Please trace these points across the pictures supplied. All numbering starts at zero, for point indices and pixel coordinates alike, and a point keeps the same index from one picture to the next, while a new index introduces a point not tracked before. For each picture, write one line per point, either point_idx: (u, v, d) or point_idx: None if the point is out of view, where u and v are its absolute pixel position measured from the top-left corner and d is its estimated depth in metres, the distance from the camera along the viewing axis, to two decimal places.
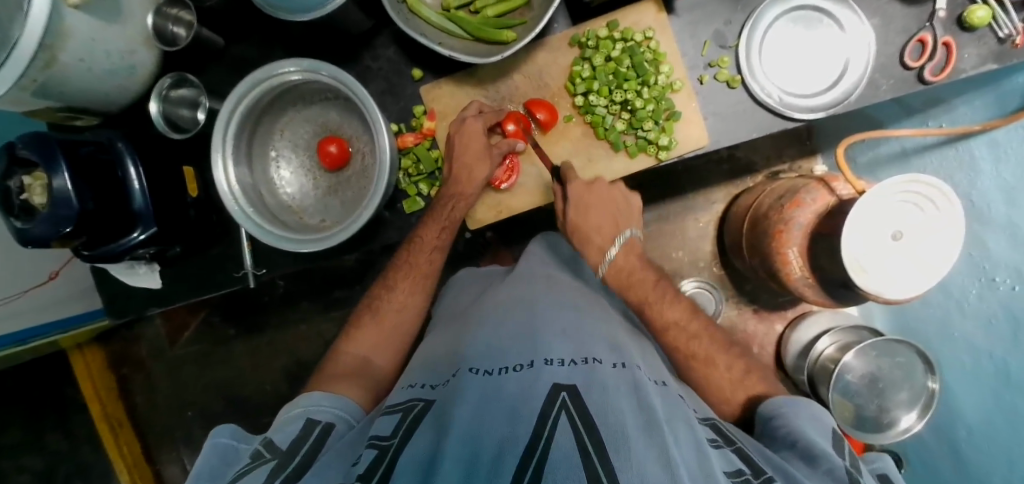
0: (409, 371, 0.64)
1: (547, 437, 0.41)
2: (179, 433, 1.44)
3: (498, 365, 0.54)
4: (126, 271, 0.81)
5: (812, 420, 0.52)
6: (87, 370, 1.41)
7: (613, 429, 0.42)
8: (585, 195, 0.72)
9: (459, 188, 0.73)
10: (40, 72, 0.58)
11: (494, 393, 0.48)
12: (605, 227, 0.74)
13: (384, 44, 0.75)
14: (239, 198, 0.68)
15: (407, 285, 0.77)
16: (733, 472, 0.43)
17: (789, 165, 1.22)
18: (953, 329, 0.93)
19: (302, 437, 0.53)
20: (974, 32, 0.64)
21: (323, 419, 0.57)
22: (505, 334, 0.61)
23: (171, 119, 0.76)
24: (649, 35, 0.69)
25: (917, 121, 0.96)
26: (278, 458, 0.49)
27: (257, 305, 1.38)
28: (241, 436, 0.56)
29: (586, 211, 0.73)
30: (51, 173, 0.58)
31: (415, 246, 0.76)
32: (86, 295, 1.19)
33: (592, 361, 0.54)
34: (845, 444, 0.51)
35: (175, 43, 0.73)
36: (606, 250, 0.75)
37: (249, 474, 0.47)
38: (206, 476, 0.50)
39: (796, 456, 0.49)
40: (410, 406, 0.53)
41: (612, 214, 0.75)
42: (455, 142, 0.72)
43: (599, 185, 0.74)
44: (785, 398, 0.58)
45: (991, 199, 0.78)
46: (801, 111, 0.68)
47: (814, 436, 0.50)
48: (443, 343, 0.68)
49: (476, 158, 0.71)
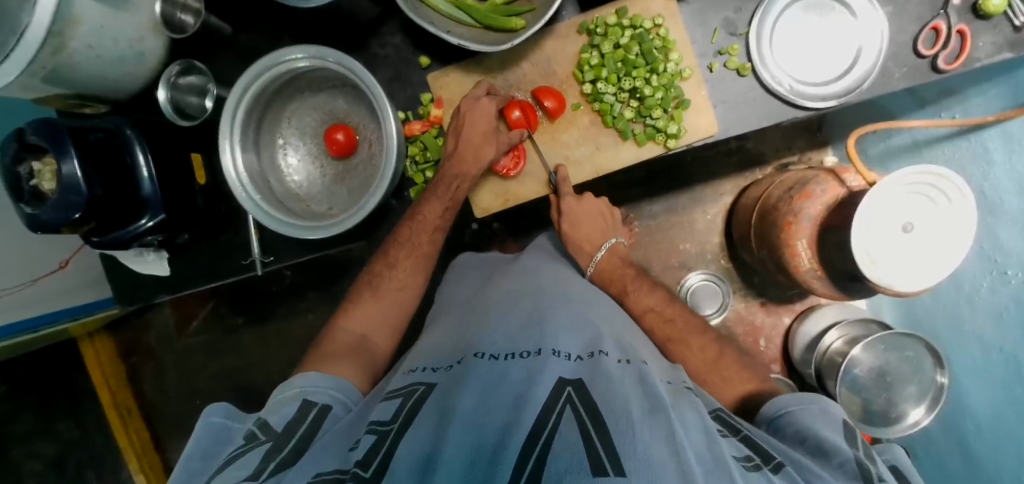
0: (413, 357, 0.65)
1: (550, 430, 0.41)
2: (188, 422, 1.45)
3: (504, 351, 0.55)
4: (136, 258, 0.81)
5: (819, 415, 0.52)
6: (97, 359, 1.43)
7: (616, 416, 0.42)
8: (576, 209, 0.79)
9: (461, 168, 0.73)
10: (50, 58, 0.58)
11: (498, 379, 0.49)
12: (593, 236, 0.82)
13: (391, 32, 0.75)
14: (247, 185, 0.68)
15: (410, 265, 0.76)
16: (744, 457, 0.44)
17: (799, 156, 1.22)
18: (963, 323, 0.93)
19: (298, 419, 0.54)
20: (990, 20, 0.63)
21: (320, 401, 0.57)
22: (511, 323, 0.62)
23: (179, 107, 0.75)
24: (658, 22, 0.68)
25: (931, 112, 0.95)
26: (273, 439, 0.50)
27: (265, 294, 1.39)
28: (234, 415, 0.56)
29: (577, 224, 0.80)
30: (60, 159, 0.58)
31: (416, 223, 0.76)
32: (97, 284, 1.20)
33: (598, 353, 0.54)
34: (855, 434, 0.50)
35: (183, 31, 0.73)
36: (592, 256, 0.81)
37: (239, 459, 0.47)
38: (198, 458, 0.51)
39: (806, 453, 0.49)
40: (410, 391, 0.53)
41: (600, 226, 0.82)
42: (463, 122, 0.72)
43: (588, 200, 0.81)
44: (787, 393, 0.57)
45: (1003, 192, 0.78)
46: (812, 99, 0.67)
47: (824, 432, 0.49)
48: (451, 331, 0.68)
49: (484, 140, 0.71)
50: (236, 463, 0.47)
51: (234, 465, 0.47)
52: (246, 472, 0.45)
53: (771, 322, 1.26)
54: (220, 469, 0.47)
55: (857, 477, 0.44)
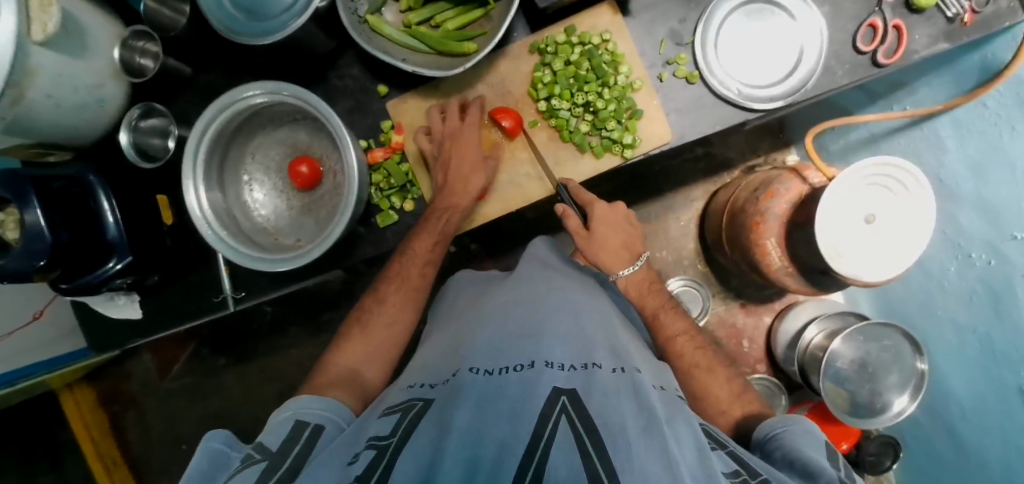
0: (410, 371, 0.64)
1: (547, 439, 0.41)
2: (174, 468, 1.42)
3: (498, 365, 0.55)
4: (106, 303, 0.82)
5: (806, 437, 0.54)
6: (77, 409, 1.39)
7: (613, 430, 0.43)
8: (607, 213, 0.77)
9: (455, 198, 0.73)
10: (8, 110, 0.59)
11: (494, 393, 0.49)
12: (628, 244, 0.79)
13: (348, 63, 0.76)
14: (212, 222, 0.69)
15: (398, 297, 0.78)
16: (733, 472, 0.44)
17: (764, 158, 1.25)
18: (936, 307, 0.94)
19: (293, 438, 0.53)
20: (924, 13, 0.66)
21: (313, 421, 0.57)
22: (505, 334, 0.62)
23: (142, 149, 0.76)
24: (606, 37, 0.70)
25: (882, 106, 0.98)
26: (269, 458, 0.49)
27: (247, 332, 1.38)
28: (233, 442, 0.55)
29: (610, 230, 0.77)
30: (23, 208, 0.59)
31: (406, 259, 0.76)
32: (73, 334, 1.19)
33: (592, 366, 0.55)
34: (837, 458, 0.53)
35: (143, 74, 0.75)
36: (627, 265, 0.78)
37: (235, 477, 0.46)
38: (197, 482, 0.50)
39: (794, 475, 0.49)
40: (410, 406, 0.53)
41: (625, 235, 0.79)
42: (451, 151, 0.73)
43: (617, 209, 0.79)
44: (774, 419, 0.59)
45: (959, 176, 0.79)
46: (761, 101, 0.69)
47: (810, 452, 0.51)
48: (441, 348, 0.67)
49: (472, 167, 0.73)
50: (232, 482, 0.46)
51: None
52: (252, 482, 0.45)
53: (752, 323, 1.26)
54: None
55: None
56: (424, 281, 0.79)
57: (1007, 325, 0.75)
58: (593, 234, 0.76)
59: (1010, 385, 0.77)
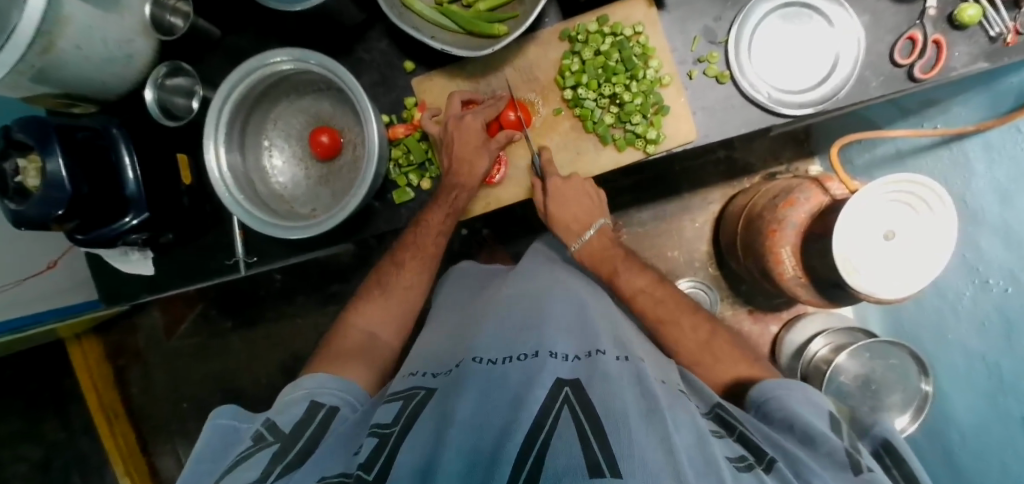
0: (410, 360, 0.66)
1: (549, 428, 0.42)
2: (175, 425, 1.45)
3: (503, 355, 0.55)
4: (120, 257, 0.82)
5: (805, 403, 0.53)
6: (85, 362, 1.42)
7: (614, 417, 0.43)
8: (561, 186, 0.73)
9: (459, 179, 0.72)
10: (38, 58, 0.59)
11: (498, 383, 0.50)
12: (581, 215, 0.77)
13: (377, 37, 0.76)
14: (230, 184, 0.69)
15: (413, 266, 0.79)
16: (736, 457, 0.44)
17: (786, 166, 1.24)
18: (947, 331, 0.92)
19: (306, 421, 0.56)
20: (966, 31, 0.64)
21: (328, 403, 0.59)
22: (509, 326, 0.62)
23: (165, 106, 0.77)
24: (638, 30, 0.70)
25: (913, 123, 0.96)
26: (280, 441, 0.52)
27: (255, 298, 1.40)
28: (240, 416, 0.58)
29: (563, 201, 0.74)
30: (46, 156, 0.59)
31: (420, 228, 0.76)
32: (86, 286, 1.21)
33: (596, 353, 0.55)
34: (841, 424, 0.52)
35: (173, 33, 0.76)
36: (581, 234, 0.79)
37: (249, 459, 0.50)
38: (206, 459, 0.53)
39: (792, 438, 0.50)
40: (412, 394, 0.54)
41: (585, 205, 0.77)
42: (452, 137, 0.72)
43: (575, 177, 0.74)
44: (775, 379, 0.58)
45: (984, 200, 0.77)
46: (790, 107, 0.68)
47: (810, 420, 0.50)
48: (455, 331, 0.69)
49: (475, 152, 0.71)
50: (243, 465, 0.49)
51: (244, 464, 0.49)
52: (256, 473, 0.48)
53: (759, 330, 1.26)
54: (228, 471, 0.49)
55: (845, 466, 0.45)
56: (439, 251, 0.79)
57: (1018, 355, 0.74)
58: (546, 204, 0.75)
59: (1015, 416, 0.75)
